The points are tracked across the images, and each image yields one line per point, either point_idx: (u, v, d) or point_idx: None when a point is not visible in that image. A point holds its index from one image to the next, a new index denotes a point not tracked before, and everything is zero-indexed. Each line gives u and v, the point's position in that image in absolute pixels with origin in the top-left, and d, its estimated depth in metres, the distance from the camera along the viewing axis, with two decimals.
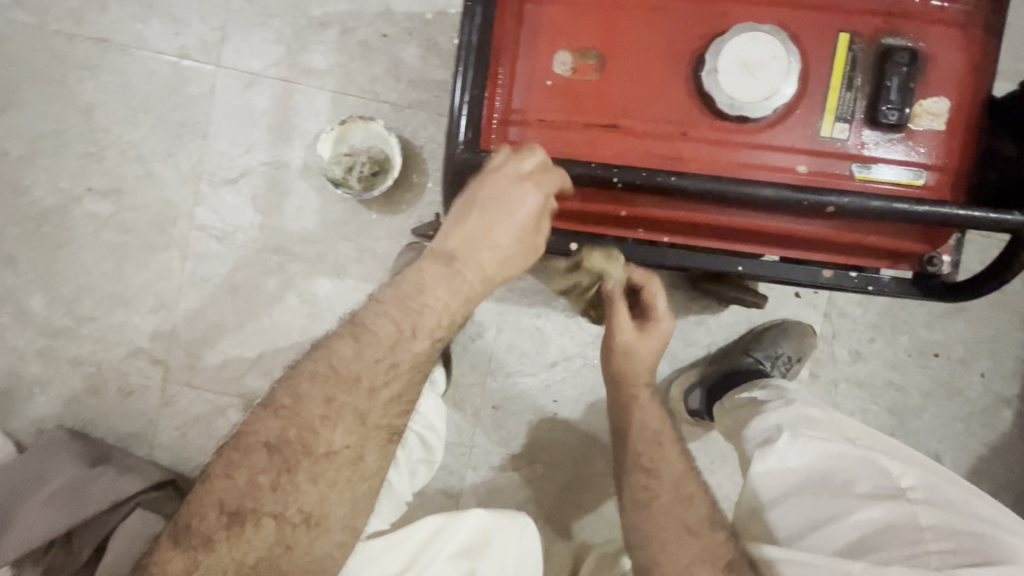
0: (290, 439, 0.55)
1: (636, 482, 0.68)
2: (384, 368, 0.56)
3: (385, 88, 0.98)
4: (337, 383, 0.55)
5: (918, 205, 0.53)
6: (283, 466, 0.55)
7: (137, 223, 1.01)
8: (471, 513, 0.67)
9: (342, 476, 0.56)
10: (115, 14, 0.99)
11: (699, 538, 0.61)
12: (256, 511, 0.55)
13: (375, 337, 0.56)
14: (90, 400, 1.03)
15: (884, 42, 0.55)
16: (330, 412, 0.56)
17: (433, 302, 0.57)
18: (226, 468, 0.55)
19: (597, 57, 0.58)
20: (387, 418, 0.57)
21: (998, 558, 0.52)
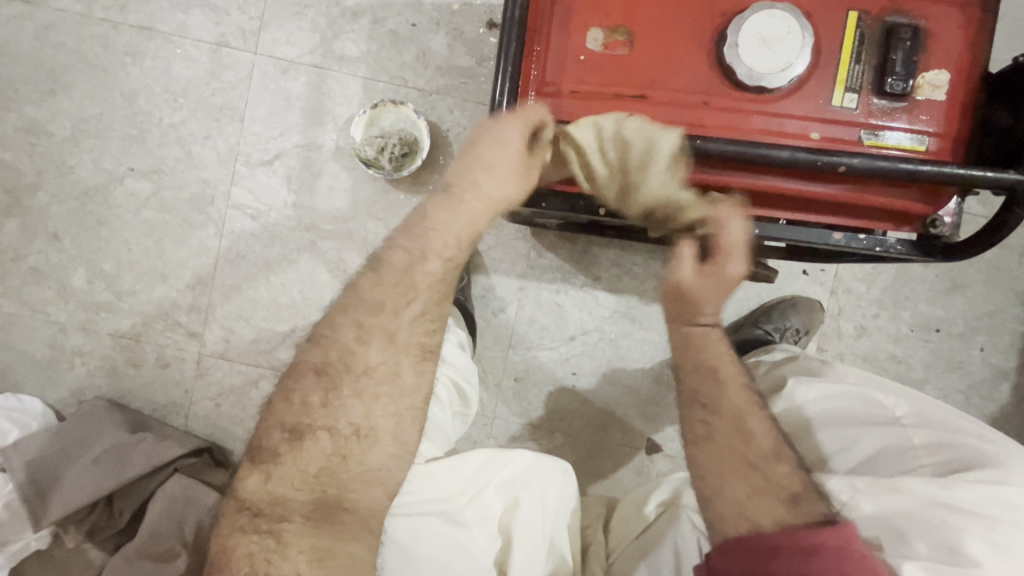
0: (332, 360, 0.63)
1: (693, 416, 0.65)
2: (404, 289, 0.63)
3: (413, 74, 1.04)
4: (364, 308, 0.63)
5: (922, 165, 0.58)
6: (328, 385, 0.62)
7: (176, 202, 1.06)
8: (519, 452, 0.73)
9: (382, 390, 0.63)
10: (158, 4, 1.04)
11: (761, 471, 0.60)
12: (312, 426, 0.61)
13: (393, 264, 0.64)
14: (129, 372, 1.07)
15: (889, 20, 0.60)
16: (362, 333, 0.63)
17: (439, 222, 0.64)
18: (285, 394, 0.63)
19: (626, 33, 0.63)
20: (413, 336, 0.64)
21: (983, 462, 0.58)
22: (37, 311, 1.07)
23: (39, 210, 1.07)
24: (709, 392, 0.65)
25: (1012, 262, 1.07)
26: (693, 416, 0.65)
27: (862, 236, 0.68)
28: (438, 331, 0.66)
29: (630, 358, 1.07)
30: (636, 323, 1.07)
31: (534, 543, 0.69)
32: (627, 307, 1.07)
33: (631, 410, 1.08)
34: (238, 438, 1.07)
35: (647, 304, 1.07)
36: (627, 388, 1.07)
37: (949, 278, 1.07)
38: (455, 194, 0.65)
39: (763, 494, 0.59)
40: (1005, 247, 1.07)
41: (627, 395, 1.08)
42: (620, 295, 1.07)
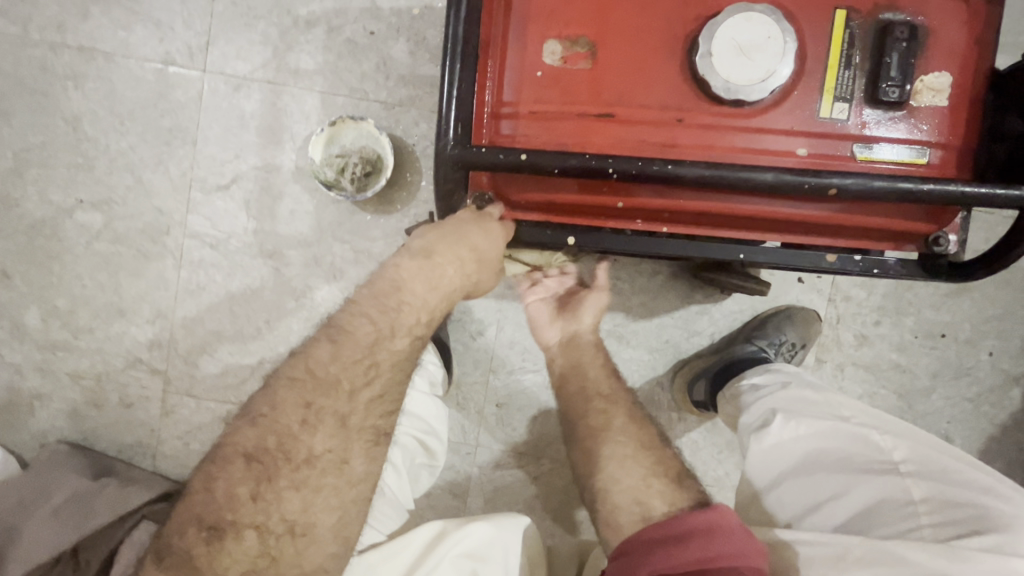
0: (268, 447, 0.59)
1: (592, 411, 0.74)
2: (366, 368, 0.62)
3: (374, 85, 0.97)
4: (315, 388, 0.61)
5: (924, 184, 0.51)
6: (261, 475, 0.59)
7: (130, 232, 1.00)
8: (476, 524, 0.70)
9: (326, 480, 0.61)
10: (97, 21, 0.97)
11: (651, 455, 0.70)
12: (236, 522, 0.57)
13: (355, 339, 0.62)
14: (92, 413, 1.02)
15: (882, 18, 0.54)
16: (310, 416, 0.60)
17: (410, 302, 0.64)
18: (207, 481, 0.59)
19: (588, 44, 0.56)
20: (368, 419, 0.63)
21: (990, 523, 0.53)
22: None
23: None
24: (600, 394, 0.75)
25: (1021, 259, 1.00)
26: (599, 408, 0.74)
27: (859, 258, 0.61)
28: (395, 414, 0.65)
29: None
30: (624, 342, 1.01)
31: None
32: (612, 325, 1.01)
33: None
34: None
35: (635, 321, 1.01)
36: None
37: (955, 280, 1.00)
38: (433, 265, 0.64)
39: (649, 478, 0.67)
40: None
41: None
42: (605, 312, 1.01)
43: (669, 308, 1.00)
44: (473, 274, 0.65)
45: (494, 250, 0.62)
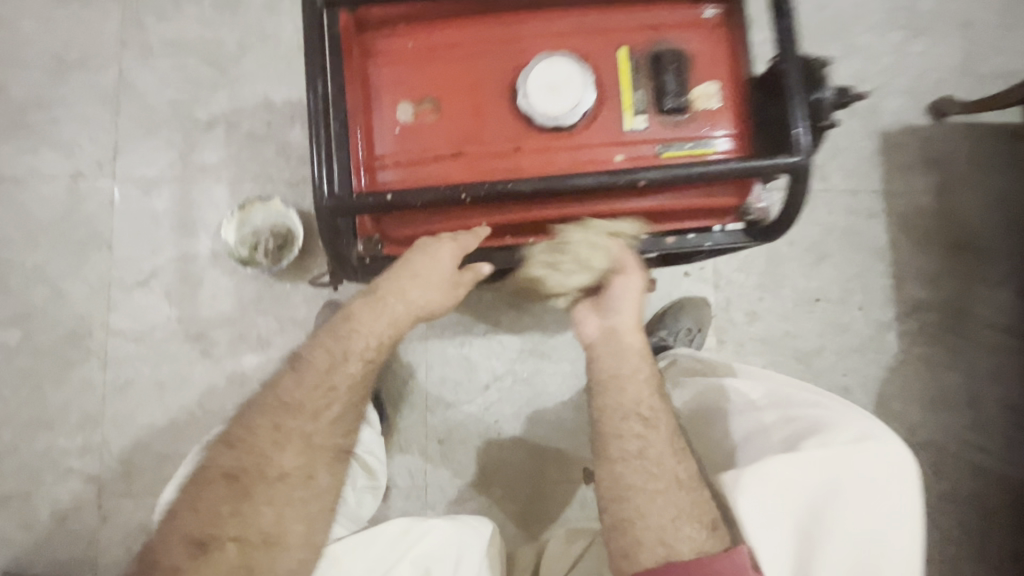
0: (244, 467, 0.63)
1: (628, 430, 0.65)
2: (325, 391, 0.66)
3: (277, 168, 1.06)
4: (284, 411, 0.65)
5: (711, 165, 0.65)
6: (240, 493, 0.63)
7: (50, 343, 1.01)
8: (435, 520, 0.72)
9: (294, 493, 0.64)
10: (4, 152, 1.04)
11: (691, 493, 0.62)
12: (218, 537, 0.61)
13: (314, 368, 0.66)
14: (22, 536, 0.99)
15: (655, 49, 0.69)
16: (279, 438, 0.65)
17: (360, 329, 0.67)
18: (190, 503, 0.62)
19: (433, 102, 0.68)
20: (330, 437, 0.67)
21: (816, 427, 0.63)
22: None
23: None
24: (645, 409, 0.65)
25: (860, 225, 1.18)
26: (626, 430, 0.65)
27: (692, 235, 0.74)
28: (354, 430, 0.69)
29: (547, 391, 1.09)
30: (546, 357, 1.09)
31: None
32: (532, 343, 1.09)
33: (563, 444, 1.08)
34: None
35: (552, 336, 1.09)
36: (552, 422, 1.08)
37: (813, 251, 1.16)
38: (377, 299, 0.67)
39: (683, 502, 0.61)
40: (853, 213, 1.18)
41: (553, 429, 1.08)
42: (523, 333, 1.09)
43: None
44: (420, 298, 0.67)
45: (439, 271, 0.66)
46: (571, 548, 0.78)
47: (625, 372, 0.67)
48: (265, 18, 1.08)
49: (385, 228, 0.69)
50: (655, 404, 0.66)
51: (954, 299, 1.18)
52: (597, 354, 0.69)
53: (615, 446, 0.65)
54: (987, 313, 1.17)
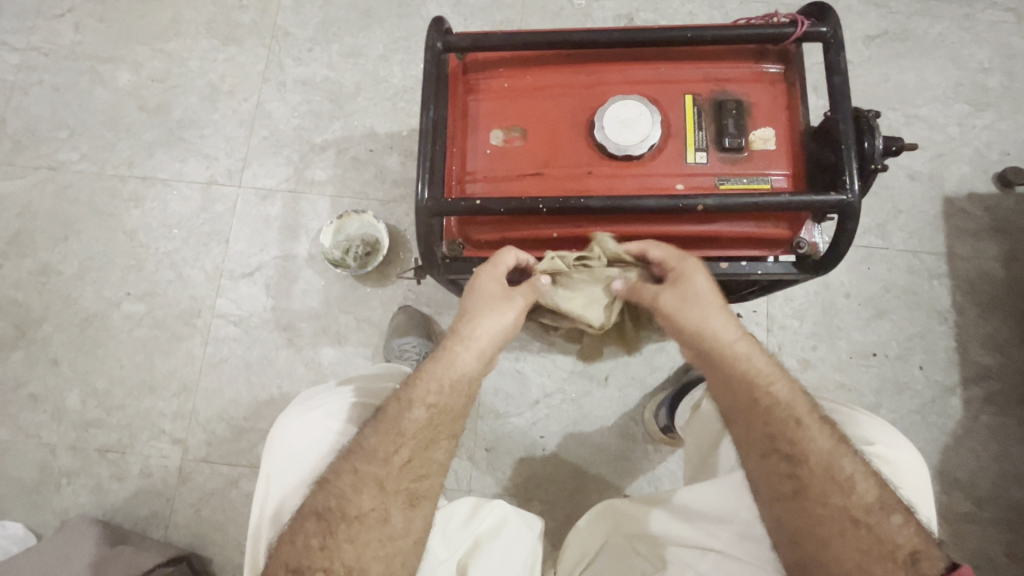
0: (358, 471, 0.67)
1: (775, 472, 0.64)
2: (420, 409, 0.70)
3: (373, 188, 1.22)
4: (384, 427, 0.69)
5: (764, 198, 0.72)
6: (360, 488, 0.66)
7: (167, 318, 1.18)
8: (495, 503, 0.75)
9: (372, 537, 0.65)
10: (159, 159, 1.26)
11: (870, 529, 0.60)
12: (343, 525, 0.64)
13: (405, 397, 0.70)
14: (113, 487, 1.11)
15: (718, 98, 0.78)
16: (389, 450, 0.68)
17: (442, 364, 0.72)
18: (291, 534, 0.64)
19: (520, 130, 0.80)
20: (441, 429, 0.70)
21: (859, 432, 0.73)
22: (31, 434, 1.14)
23: (43, 339, 1.18)
24: (786, 437, 0.65)
25: (921, 284, 1.18)
26: (775, 471, 0.64)
27: (745, 263, 0.79)
28: (427, 477, 0.69)
29: (593, 414, 1.13)
30: (595, 381, 1.14)
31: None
32: (583, 366, 1.14)
33: (604, 467, 1.10)
34: (220, 543, 1.08)
35: (602, 361, 1.15)
36: (596, 445, 1.11)
37: (871, 306, 1.17)
38: (455, 343, 0.73)
39: (860, 543, 0.59)
40: (915, 272, 1.19)
41: (596, 451, 1.11)
42: (576, 355, 1.15)
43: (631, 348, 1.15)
44: (495, 335, 0.74)
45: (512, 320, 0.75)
46: (597, 524, 0.80)
47: (760, 400, 0.66)
48: (380, 65, 1.29)
49: (469, 233, 0.80)
50: (797, 427, 0.65)
51: None
52: (724, 381, 0.69)
53: (766, 490, 0.64)
54: None
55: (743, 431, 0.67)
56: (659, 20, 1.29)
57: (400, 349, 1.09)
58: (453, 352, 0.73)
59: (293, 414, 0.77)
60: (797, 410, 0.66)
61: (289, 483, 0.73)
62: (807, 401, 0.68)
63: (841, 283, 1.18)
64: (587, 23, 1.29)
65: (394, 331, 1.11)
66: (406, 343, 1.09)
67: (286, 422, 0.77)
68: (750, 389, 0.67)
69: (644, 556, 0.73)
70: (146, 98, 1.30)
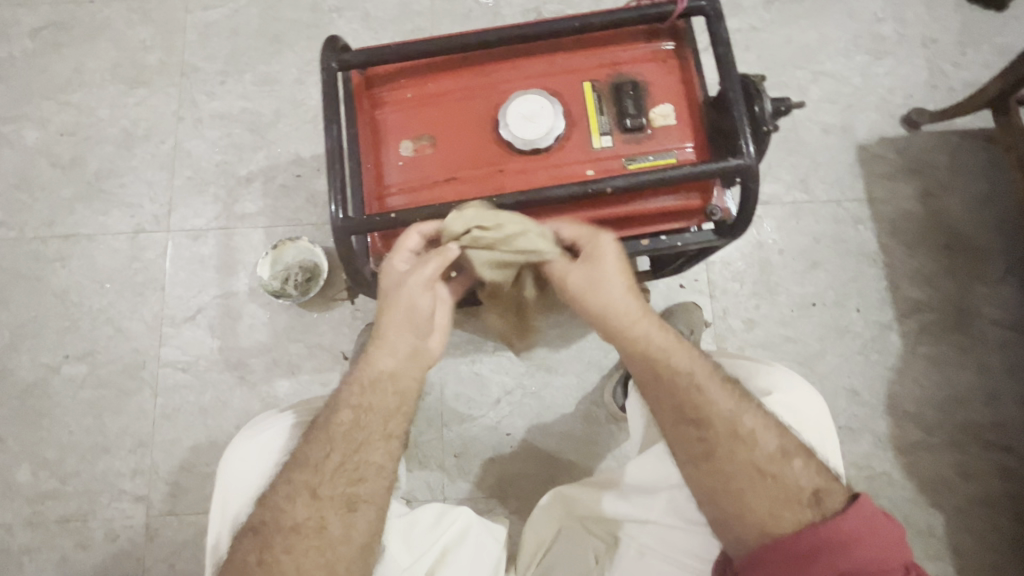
0: (296, 480, 0.67)
1: (685, 437, 0.66)
2: (354, 416, 0.69)
3: (306, 213, 1.21)
4: (324, 432, 0.69)
5: (669, 173, 0.74)
6: (299, 496, 0.66)
7: (111, 375, 1.15)
8: (460, 510, 0.76)
9: (309, 545, 0.65)
10: (80, 214, 1.22)
11: (776, 479, 0.63)
12: (279, 534, 0.65)
13: (339, 411, 0.70)
14: (79, 555, 1.08)
15: (615, 81, 0.80)
16: (325, 453, 0.68)
17: (370, 367, 0.71)
18: (231, 552, 0.66)
19: (429, 138, 0.81)
20: (384, 429, 0.70)
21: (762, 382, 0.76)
22: None
23: None
24: (691, 404, 0.66)
25: (848, 231, 1.23)
26: (686, 437, 0.66)
27: (665, 237, 0.83)
28: (364, 481, 0.68)
29: (556, 403, 1.14)
30: (553, 370, 1.16)
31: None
32: (539, 357, 1.16)
33: (572, 456, 1.12)
34: None
35: (557, 351, 1.16)
36: (561, 433, 1.13)
37: (805, 258, 1.22)
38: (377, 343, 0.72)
39: (771, 495, 0.62)
40: (841, 220, 1.24)
41: (562, 440, 1.13)
42: (530, 349, 1.16)
43: (582, 333, 1.17)
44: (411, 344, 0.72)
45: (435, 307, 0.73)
46: (552, 510, 0.82)
47: (662, 370, 0.69)
48: (296, 89, 1.27)
49: (394, 246, 0.81)
50: (701, 390, 0.67)
51: (952, 297, 1.20)
52: (626, 354, 0.71)
53: (680, 455, 0.66)
54: (989, 308, 1.19)
55: (652, 400, 0.69)
56: (567, 10, 1.31)
57: None
58: (374, 356, 0.71)
59: (239, 440, 0.77)
60: (698, 375, 0.68)
61: (244, 495, 0.74)
62: (707, 363, 0.70)
63: (774, 241, 1.22)
64: (497, 22, 1.30)
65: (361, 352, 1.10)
66: None
67: (234, 447, 0.77)
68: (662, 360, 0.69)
69: (598, 535, 0.77)
70: (58, 154, 1.26)
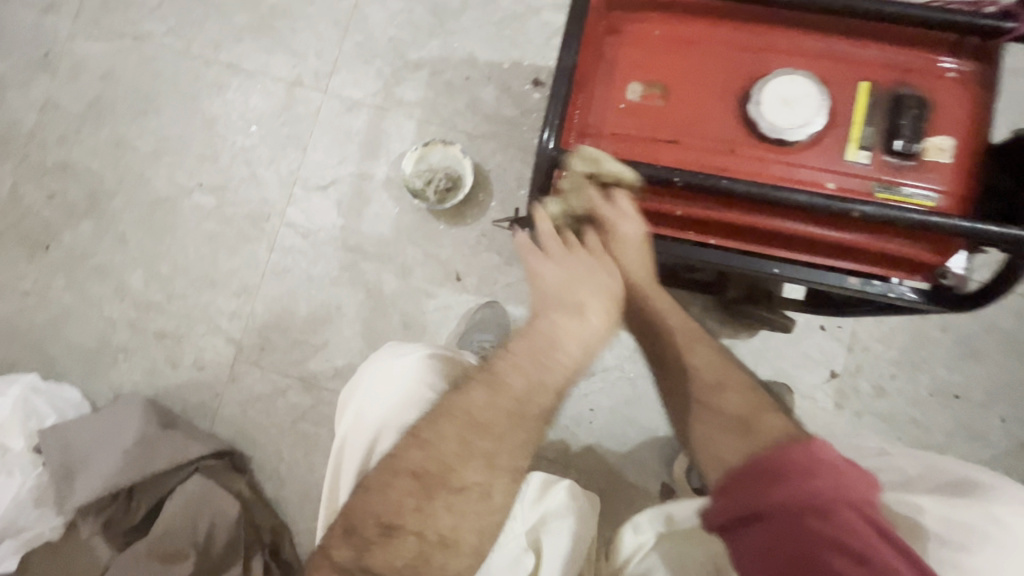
0: (474, 401, 0.60)
1: (709, 421, 0.63)
2: (541, 368, 0.62)
3: (463, 119, 1.15)
4: (524, 360, 0.62)
5: (930, 217, 0.63)
6: (465, 417, 0.60)
7: (236, 216, 1.15)
8: (562, 484, 0.72)
9: (469, 475, 0.60)
10: (246, 47, 1.19)
11: (753, 437, 0.57)
12: (433, 449, 0.59)
13: (534, 343, 0.63)
14: (166, 370, 1.13)
15: (898, 91, 0.68)
16: (496, 378, 0.62)
17: (567, 338, 0.63)
18: (386, 464, 0.60)
19: (662, 88, 0.72)
20: (556, 381, 0.63)
21: None
22: (93, 305, 1.15)
23: (113, 214, 1.17)
24: (719, 408, 0.63)
25: None
26: (716, 425, 0.62)
27: (877, 283, 0.73)
28: (503, 404, 0.61)
29: (649, 397, 1.09)
30: None
31: (565, 575, 0.65)
32: None
33: (646, 454, 1.08)
34: (261, 446, 1.10)
35: None
36: (643, 429, 1.09)
37: (966, 345, 1.09)
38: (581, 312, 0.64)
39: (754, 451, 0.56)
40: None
41: (642, 436, 1.09)
42: None
43: None
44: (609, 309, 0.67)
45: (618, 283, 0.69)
46: None
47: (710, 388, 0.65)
48: None
49: None
50: (720, 390, 0.65)
51: None
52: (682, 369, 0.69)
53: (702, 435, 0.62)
54: None
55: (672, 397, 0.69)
56: None
57: (478, 346, 1.05)
58: (583, 320, 0.64)
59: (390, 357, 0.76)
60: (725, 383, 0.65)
61: (375, 407, 0.73)
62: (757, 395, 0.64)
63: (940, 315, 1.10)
64: None
65: (476, 326, 1.08)
66: (485, 341, 1.06)
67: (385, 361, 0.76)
68: (717, 384, 0.66)
69: None
70: None
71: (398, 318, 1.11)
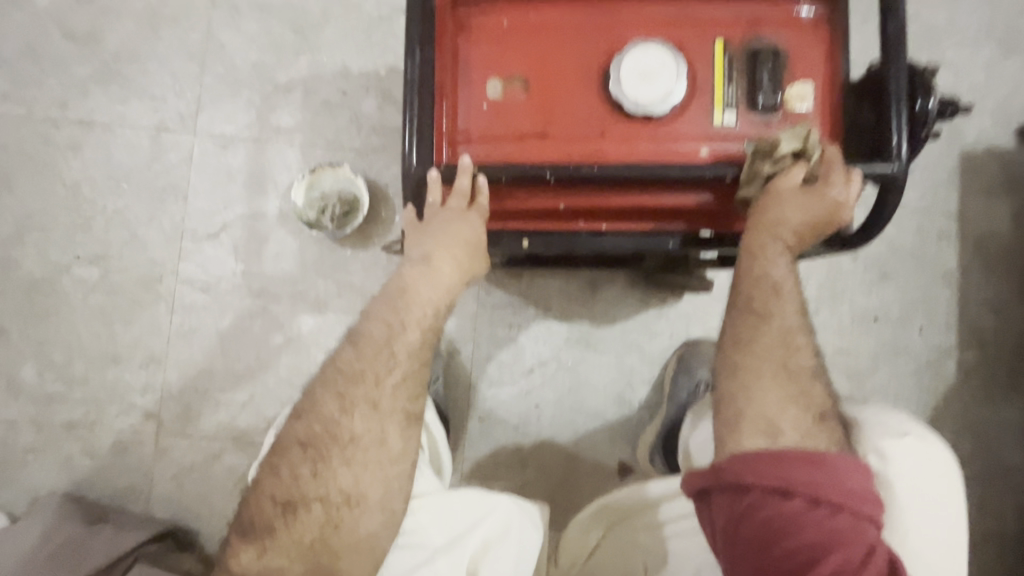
0: (342, 367, 0.67)
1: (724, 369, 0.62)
2: (386, 360, 0.66)
3: (348, 136, 1.09)
4: (389, 323, 0.66)
5: (802, 166, 0.63)
6: (340, 390, 0.65)
7: (125, 284, 1.07)
8: (501, 497, 0.72)
9: (370, 458, 0.64)
10: (97, 99, 1.09)
11: None
12: (325, 448, 0.64)
13: (372, 339, 0.66)
14: (84, 461, 1.05)
15: (752, 44, 0.68)
16: (365, 354, 0.66)
17: (416, 298, 0.67)
18: (272, 467, 0.66)
19: (522, 80, 0.69)
20: (428, 338, 0.67)
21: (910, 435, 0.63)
22: None
23: None
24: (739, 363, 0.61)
25: (930, 245, 1.14)
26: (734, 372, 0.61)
27: None
28: (389, 369, 0.66)
29: (591, 381, 1.09)
30: (592, 347, 1.09)
31: None
32: (580, 332, 1.09)
33: (598, 437, 1.08)
34: (205, 516, 1.04)
35: (599, 328, 1.10)
36: (592, 414, 1.08)
37: (877, 269, 1.13)
38: (430, 268, 0.68)
39: None
40: (924, 233, 1.14)
41: (591, 420, 1.08)
42: (573, 321, 1.10)
43: (630, 313, 1.09)
44: (469, 264, 0.69)
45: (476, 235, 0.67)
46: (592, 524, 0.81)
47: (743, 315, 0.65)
48: None
49: None
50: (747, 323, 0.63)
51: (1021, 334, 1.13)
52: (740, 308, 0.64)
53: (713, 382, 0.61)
54: None
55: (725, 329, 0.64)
56: None
57: None
58: (427, 271, 0.67)
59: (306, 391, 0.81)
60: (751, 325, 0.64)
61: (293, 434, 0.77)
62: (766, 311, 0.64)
63: None
64: None
65: None
66: None
67: None
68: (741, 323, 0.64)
69: (647, 546, 0.73)
70: (73, 24, 1.10)
71: (322, 355, 1.06)
